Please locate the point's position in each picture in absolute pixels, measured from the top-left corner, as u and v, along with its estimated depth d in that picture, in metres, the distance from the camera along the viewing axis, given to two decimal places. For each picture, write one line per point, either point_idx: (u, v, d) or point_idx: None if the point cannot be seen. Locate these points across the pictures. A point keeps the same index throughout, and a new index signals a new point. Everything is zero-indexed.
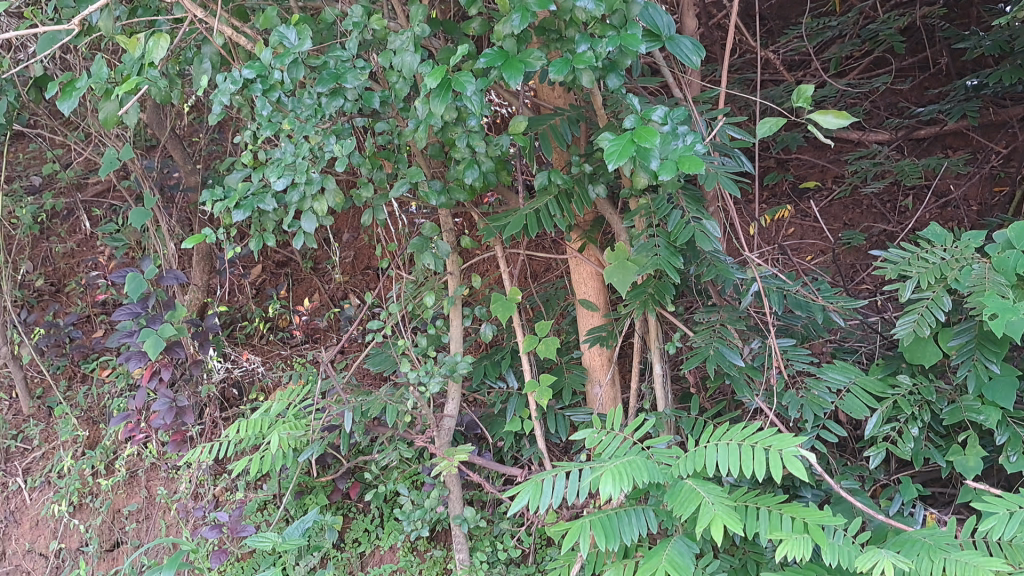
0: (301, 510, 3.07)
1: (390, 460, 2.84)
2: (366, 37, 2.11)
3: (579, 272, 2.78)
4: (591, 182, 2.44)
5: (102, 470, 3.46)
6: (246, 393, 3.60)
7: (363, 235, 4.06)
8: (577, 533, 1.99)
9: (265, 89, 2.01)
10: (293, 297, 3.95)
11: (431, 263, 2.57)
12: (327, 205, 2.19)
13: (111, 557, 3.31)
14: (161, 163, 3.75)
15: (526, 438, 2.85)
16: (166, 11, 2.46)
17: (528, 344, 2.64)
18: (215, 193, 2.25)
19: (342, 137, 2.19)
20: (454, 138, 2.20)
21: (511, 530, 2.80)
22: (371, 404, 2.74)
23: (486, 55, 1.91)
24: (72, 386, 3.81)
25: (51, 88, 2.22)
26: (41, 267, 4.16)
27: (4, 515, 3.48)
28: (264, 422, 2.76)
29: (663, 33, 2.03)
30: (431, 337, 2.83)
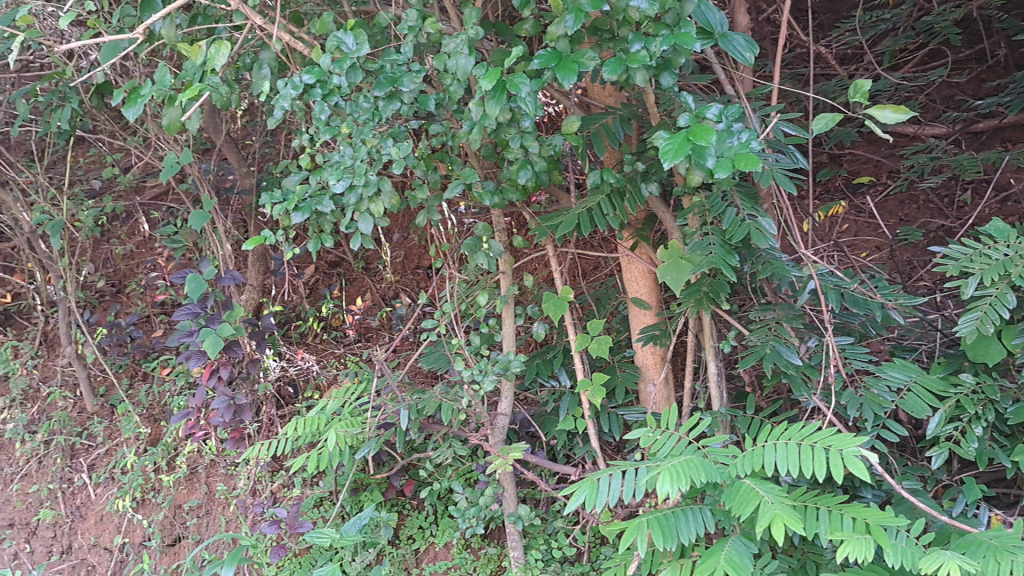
0: (357, 507, 3.11)
1: (445, 459, 2.86)
2: (422, 41, 2.15)
3: (631, 271, 2.78)
4: (644, 181, 2.44)
5: (164, 466, 3.53)
6: (301, 391, 3.66)
7: (413, 235, 4.08)
8: (634, 532, 2.02)
9: (324, 93, 2.06)
10: (345, 297, 3.99)
11: (484, 262, 2.59)
12: (383, 207, 2.22)
13: (173, 551, 3.40)
14: (217, 166, 3.83)
15: (579, 437, 2.86)
16: (225, 19, 2.52)
17: (581, 343, 2.65)
18: (274, 197, 2.31)
19: (399, 139, 2.23)
20: (508, 139, 2.21)
21: (565, 529, 2.81)
22: (426, 402, 2.77)
23: (540, 56, 1.93)
24: (134, 384, 3.89)
25: (117, 95, 2.35)
26: (102, 268, 4.26)
27: (70, 509, 3.58)
28: (321, 420, 2.83)
29: (716, 30, 2.02)
30: (484, 336, 2.85)
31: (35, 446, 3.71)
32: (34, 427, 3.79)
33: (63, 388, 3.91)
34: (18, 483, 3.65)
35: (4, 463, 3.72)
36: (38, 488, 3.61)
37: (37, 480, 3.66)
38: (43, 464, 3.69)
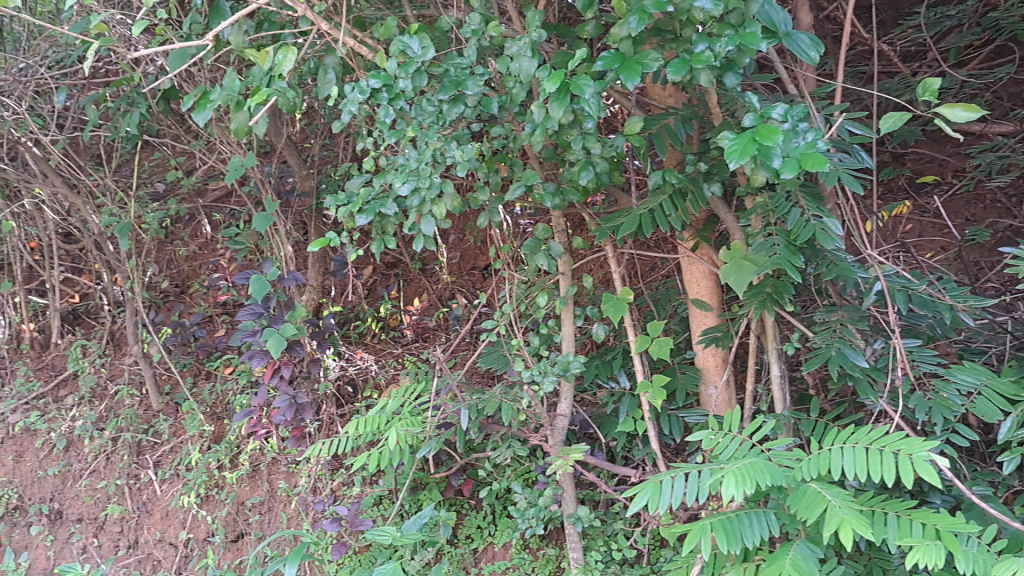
0: (416, 506, 3.14)
1: (504, 459, 2.87)
2: (485, 44, 2.17)
3: (692, 271, 2.76)
4: (706, 181, 2.42)
5: (227, 464, 3.60)
6: (360, 390, 3.70)
7: (469, 236, 4.10)
8: (697, 534, 2.02)
9: (390, 97, 2.10)
10: (403, 297, 4.02)
11: (544, 263, 2.60)
12: (446, 209, 2.24)
13: (236, 547, 3.47)
14: (278, 169, 3.89)
15: (639, 438, 2.85)
16: (291, 25, 2.58)
17: (641, 344, 2.65)
18: (339, 199, 2.35)
19: (462, 143, 2.25)
20: (570, 140, 2.21)
21: (625, 531, 2.80)
22: (486, 403, 2.79)
23: (603, 58, 1.93)
24: (198, 383, 3.97)
25: (187, 101, 2.40)
26: (166, 269, 4.36)
27: (136, 505, 3.66)
28: (381, 419, 2.88)
29: (780, 29, 2.01)
30: (543, 337, 2.86)
31: (103, 443, 3.81)
32: (102, 424, 3.89)
33: (130, 386, 4.00)
34: (87, 478, 3.75)
35: (73, 459, 3.82)
36: (106, 484, 3.71)
37: (104, 475, 3.76)
38: (111, 461, 3.79)
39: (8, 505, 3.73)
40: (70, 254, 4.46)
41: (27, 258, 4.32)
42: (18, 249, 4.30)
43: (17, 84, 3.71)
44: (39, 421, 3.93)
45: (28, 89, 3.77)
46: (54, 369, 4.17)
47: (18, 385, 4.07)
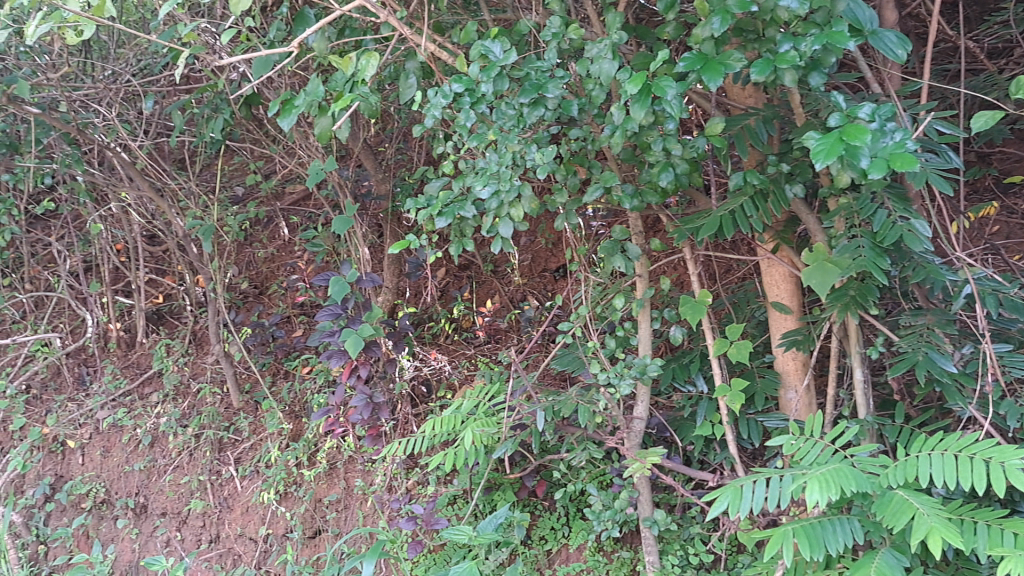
0: (490, 506, 3.16)
1: (580, 461, 2.87)
2: (565, 47, 2.19)
3: (772, 274, 2.73)
4: (788, 182, 2.38)
5: (305, 461, 3.69)
6: (435, 390, 3.74)
7: (541, 238, 4.10)
8: (779, 540, 2.00)
9: (473, 101, 2.13)
10: (476, 299, 4.04)
11: (622, 266, 2.56)
12: (524, 212, 2.25)
13: (313, 544, 3.54)
14: (355, 172, 3.95)
15: (717, 442, 2.82)
16: (373, 31, 2.64)
17: (719, 348, 2.62)
18: (418, 202, 2.39)
19: (542, 145, 2.27)
20: (650, 141, 2.20)
21: (702, 535, 2.80)
22: (562, 404, 2.80)
23: (686, 58, 1.92)
24: (276, 382, 4.05)
25: (273, 107, 2.47)
26: (246, 271, 4.47)
27: (218, 500, 3.76)
28: (457, 419, 2.91)
29: (866, 28, 1.98)
30: (619, 339, 2.85)
31: (187, 439, 3.92)
32: (185, 421, 4.01)
33: (212, 384, 4.11)
34: (171, 473, 3.87)
35: (158, 454, 3.95)
36: (189, 479, 3.82)
37: (187, 471, 3.87)
38: (194, 457, 3.90)
39: (96, 498, 3.88)
40: (154, 255, 4.61)
41: (113, 259, 4.48)
42: (105, 250, 4.48)
43: (109, 91, 3.86)
44: (126, 417, 4.07)
45: (117, 96, 3.94)
46: (139, 367, 4.30)
47: (106, 382, 4.22)
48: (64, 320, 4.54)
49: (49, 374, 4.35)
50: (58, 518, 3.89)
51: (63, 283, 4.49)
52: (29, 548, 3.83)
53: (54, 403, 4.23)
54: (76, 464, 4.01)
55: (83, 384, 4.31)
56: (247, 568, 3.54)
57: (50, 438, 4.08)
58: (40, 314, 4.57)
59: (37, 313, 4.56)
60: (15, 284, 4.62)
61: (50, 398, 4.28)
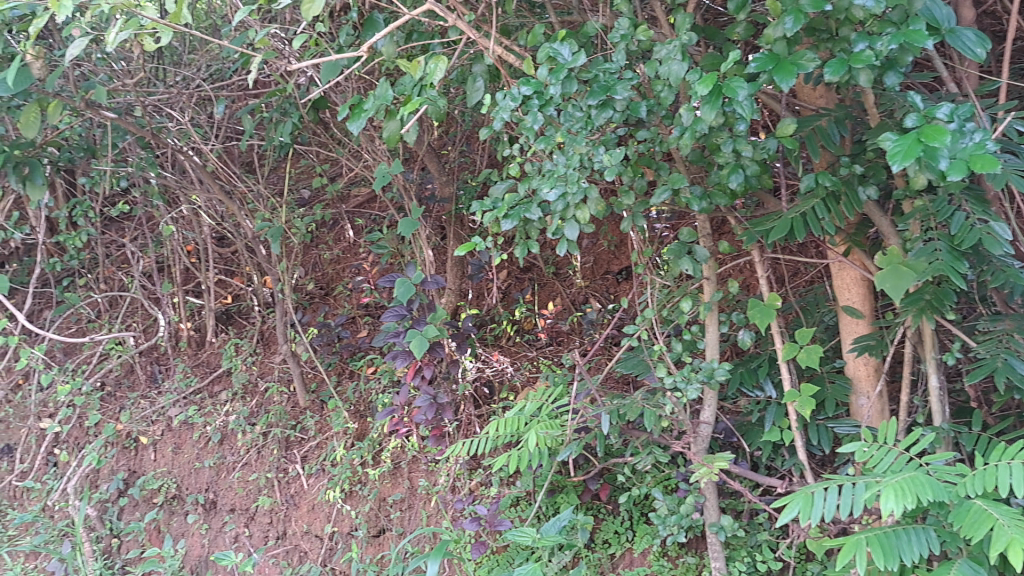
0: (553, 508, 3.14)
1: (645, 465, 2.85)
2: (633, 49, 2.18)
3: (843, 277, 2.68)
4: (861, 184, 2.34)
5: (370, 460, 3.73)
6: (497, 392, 3.76)
7: (603, 240, 4.08)
8: (852, 548, 1.96)
9: (541, 104, 2.14)
10: (537, 301, 4.04)
11: (690, 268, 2.52)
12: (590, 214, 2.24)
13: (378, 543, 3.58)
14: (419, 175, 3.99)
15: (785, 449, 2.78)
16: (440, 34, 2.69)
17: (789, 352, 2.58)
18: (484, 205, 2.41)
19: (610, 147, 2.26)
20: (720, 143, 2.17)
21: (769, 542, 2.76)
22: (628, 408, 2.78)
23: (757, 58, 1.90)
24: (342, 382, 4.10)
25: (342, 111, 2.52)
26: (312, 272, 4.54)
27: (285, 497, 3.83)
28: (520, 421, 2.91)
29: (943, 26, 1.94)
30: (685, 343, 2.83)
31: (255, 437, 4.00)
32: (253, 420, 4.09)
33: (279, 384, 4.18)
34: (239, 470, 3.95)
35: (227, 452, 4.03)
36: (257, 476, 3.89)
37: (255, 468, 3.94)
38: (262, 454, 3.97)
39: (167, 494, 3.97)
40: (223, 257, 4.70)
41: (184, 260, 4.58)
42: (177, 251, 4.58)
43: (180, 97, 3.97)
44: (197, 415, 4.17)
45: (190, 101, 4.02)
46: (209, 366, 4.40)
47: (177, 380, 4.33)
48: (136, 320, 4.66)
49: (123, 372, 4.48)
50: (131, 513, 3.99)
51: (137, 283, 4.61)
52: (103, 541, 3.91)
53: (127, 400, 4.35)
54: (149, 460, 4.11)
55: (155, 382, 4.43)
56: (313, 566, 3.59)
57: (124, 434, 4.21)
58: (115, 313, 4.70)
59: (111, 313, 4.70)
60: (90, 284, 4.76)
61: (124, 395, 4.40)
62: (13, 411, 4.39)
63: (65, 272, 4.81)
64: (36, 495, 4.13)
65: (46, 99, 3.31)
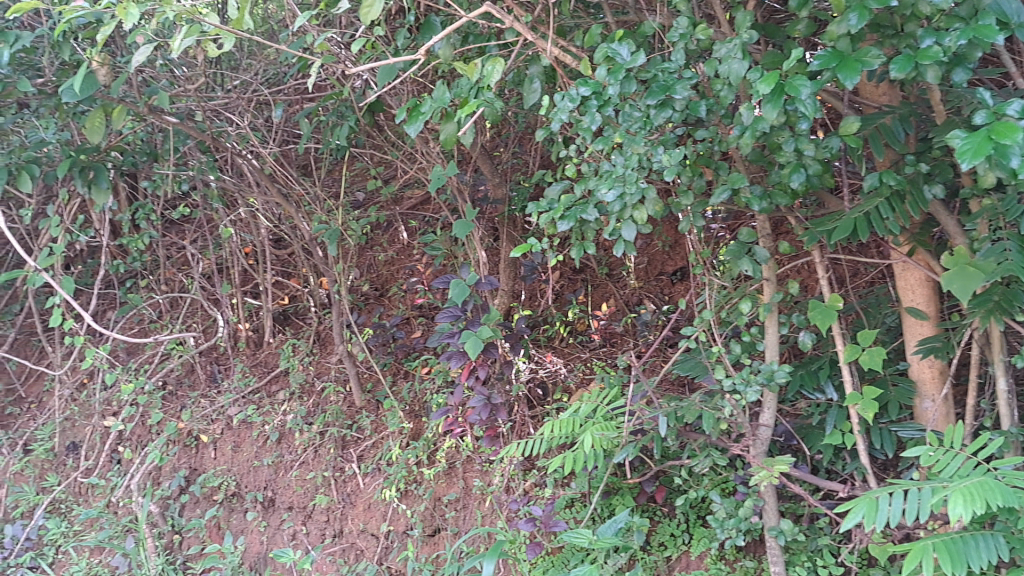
0: (609, 510, 3.13)
1: (703, 467, 2.83)
2: (692, 48, 2.17)
3: (906, 278, 2.63)
4: (927, 183, 2.30)
5: (425, 460, 3.76)
6: (550, 393, 3.76)
7: (657, 241, 4.06)
8: (918, 554, 1.92)
9: (600, 104, 2.14)
10: (590, 302, 4.03)
11: (749, 269, 2.50)
12: (648, 214, 2.23)
13: (433, 542, 3.60)
14: (473, 176, 4.00)
15: (846, 452, 2.74)
16: (497, 36, 2.70)
17: (850, 354, 2.53)
18: (540, 206, 2.41)
19: (669, 147, 2.25)
20: (781, 142, 2.15)
21: (830, 547, 2.73)
22: (686, 410, 2.76)
23: (820, 56, 1.87)
24: (397, 382, 4.13)
25: (400, 114, 2.55)
26: (367, 273, 4.59)
27: (342, 496, 3.87)
28: (576, 422, 2.91)
29: (1014, 20, 1.87)
30: (744, 345, 2.80)
31: (312, 436, 4.05)
32: (311, 419, 4.14)
33: (336, 383, 4.22)
34: (297, 469, 4.00)
35: (285, 451, 4.09)
36: (314, 475, 3.94)
37: (313, 467, 3.99)
38: (319, 453, 4.02)
39: (227, 491, 4.05)
40: (280, 258, 4.77)
41: (242, 262, 4.66)
42: (235, 253, 4.66)
43: (240, 101, 4.05)
44: (255, 414, 4.23)
45: (249, 105, 4.09)
46: (267, 366, 4.47)
47: (236, 380, 4.40)
48: (196, 320, 4.75)
49: (184, 371, 4.57)
50: (192, 509, 4.07)
51: (197, 284, 4.70)
52: (165, 537, 3.98)
53: (188, 399, 4.44)
54: (209, 458, 4.19)
55: (215, 382, 4.51)
56: (370, 564, 3.62)
57: (185, 432, 4.29)
58: (175, 314, 4.81)
59: (172, 313, 4.80)
60: (152, 286, 4.87)
61: (185, 394, 4.49)
62: (79, 409, 4.57)
63: (128, 274, 4.93)
64: (101, 491, 4.25)
65: (111, 104, 3.39)
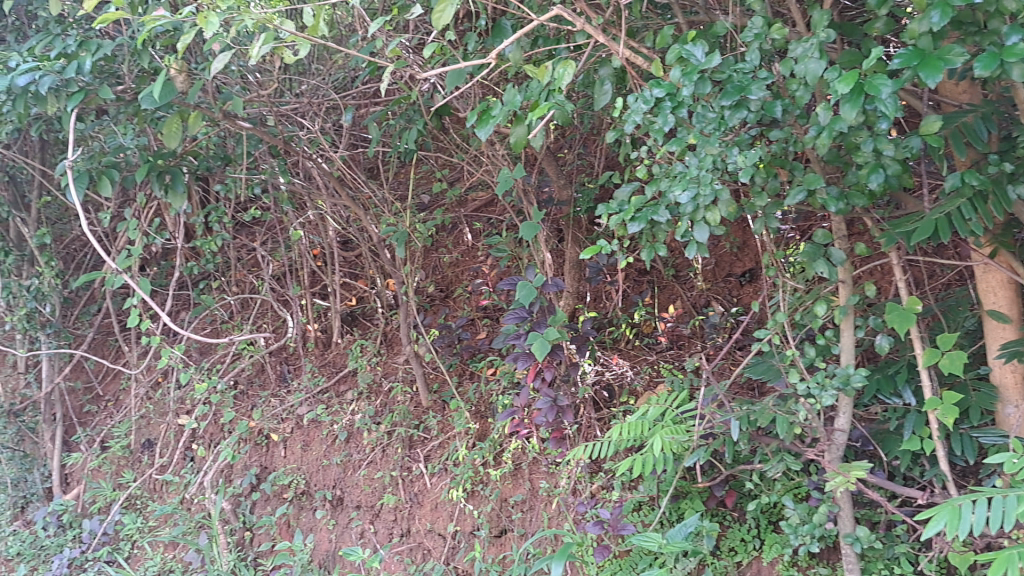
0: (678, 513, 3.11)
1: (776, 472, 2.80)
2: (767, 48, 2.15)
3: (987, 280, 2.57)
4: (1012, 183, 2.23)
5: (491, 461, 3.77)
6: (617, 396, 3.74)
7: (725, 242, 4.02)
8: (1004, 563, 1.87)
9: (674, 106, 2.13)
10: (657, 304, 4.00)
11: (824, 270, 2.46)
12: (721, 215, 2.21)
13: (500, 543, 3.61)
14: (538, 178, 4.00)
15: (925, 458, 2.68)
16: (567, 38, 2.71)
17: (929, 358, 2.46)
18: (610, 207, 2.41)
19: (744, 148, 2.23)
20: (859, 142, 2.11)
21: (908, 555, 2.68)
22: (759, 414, 2.73)
23: (901, 54, 1.82)
24: (463, 382, 4.16)
25: (470, 118, 2.56)
26: (432, 275, 4.63)
27: (409, 495, 3.91)
28: (645, 425, 2.90)
29: None
30: (820, 348, 2.75)
31: (380, 436, 4.09)
32: (378, 419, 4.18)
33: (403, 384, 4.26)
34: (365, 468, 4.05)
35: (353, 450, 4.14)
36: (382, 474, 3.99)
37: (381, 467, 4.04)
38: (387, 453, 4.06)
39: (297, 489, 4.12)
40: (348, 260, 4.83)
41: (311, 264, 4.73)
42: (304, 255, 4.74)
43: (310, 106, 4.12)
44: (324, 413, 4.29)
45: (319, 109, 4.16)
46: (335, 366, 4.54)
47: (306, 380, 4.47)
48: (267, 321, 4.88)
49: (255, 371, 4.66)
50: (263, 507, 4.15)
51: (267, 286, 4.80)
52: (237, 534, 4.08)
53: (259, 399, 4.53)
54: (279, 456, 4.27)
55: (285, 382, 4.59)
56: (437, 564, 3.65)
57: (256, 431, 4.38)
58: (247, 314, 4.92)
59: (243, 314, 4.92)
60: (223, 287, 5.00)
61: (256, 394, 4.58)
62: (154, 408, 4.70)
63: (201, 276, 5.05)
64: (175, 488, 4.37)
65: (187, 110, 3.47)
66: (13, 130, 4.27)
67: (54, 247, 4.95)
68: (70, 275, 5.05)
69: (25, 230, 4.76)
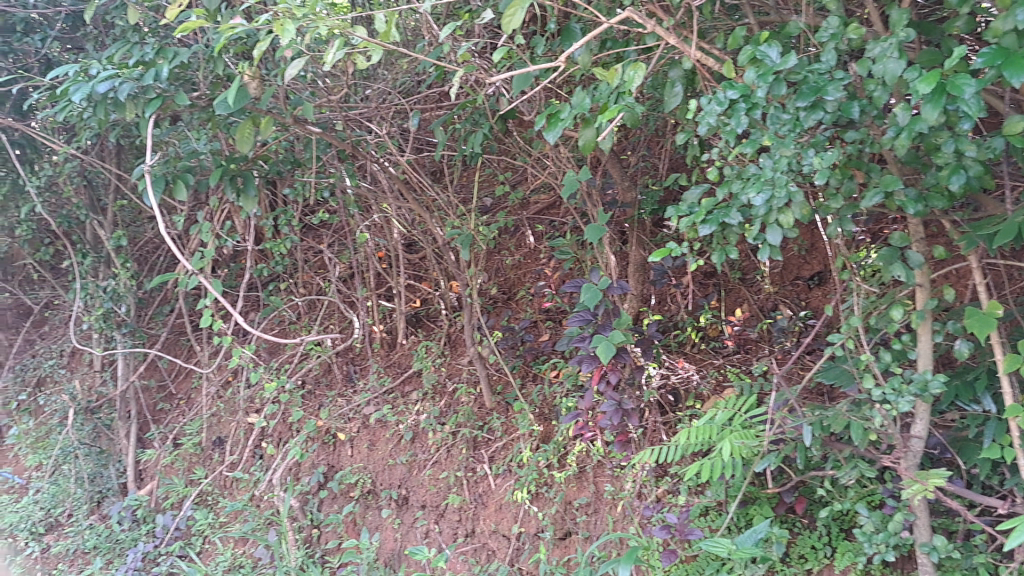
0: (746, 519, 3.08)
1: (848, 479, 2.75)
2: (843, 48, 2.12)
3: None
4: None
5: (555, 463, 3.78)
6: (682, 400, 3.73)
7: (793, 244, 3.96)
8: None
9: (748, 108, 2.11)
10: (723, 307, 3.96)
11: (901, 274, 2.41)
12: (794, 218, 2.18)
13: (564, 545, 3.62)
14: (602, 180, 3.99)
15: (1005, 467, 2.62)
16: (636, 40, 2.70)
17: (1011, 364, 2.39)
18: (680, 210, 2.40)
19: (819, 150, 2.20)
20: (939, 143, 2.07)
21: (987, 566, 2.62)
22: (832, 419, 2.70)
23: (985, 54, 1.78)
24: (527, 384, 4.18)
25: (537, 121, 2.54)
26: (495, 277, 4.65)
27: (474, 496, 3.94)
28: (713, 429, 2.88)
29: None
30: (895, 353, 2.70)
31: (445, 436, 4.13)
32: (443, 419, 4.22)
33: (467, 385, 4.30)
34: (430, 468, 4.09)
35: (419, 450, 4.18)
36: (447, 475, 4.02)
37: (446, 467, 4.07)
38: (451, 453, 4.09)
39: (363, 489, 4.18)
40: (412, 262, 4.89)
41: (376, 266, 4.79)
42: (369, 258, 4.80)
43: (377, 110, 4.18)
44: (390, 413, 4.34)
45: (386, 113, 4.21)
46: (401, 367, 4.60)
47: (373, 380, 4.53)
48: (334, 322, 4.95)
49: (322, 371, 4.74)
50: (329, 505, 4.22)
51: (334, 288, 4.88)
52: (304, 531, 4.13)
53: (326, 399, 4.61)
54: (346, 455, 4.33)
55: (352, 382, 4.67)
56: (501, 564, 3.67)
57: (323, 430, 4.45)
58: (314, 315, 5.01)
59: (311, 315, 5.00)
60: (291, 288, 5.10)
61: (323, 393, 4.66)
62: (224, 406, 4.81)
63: (270, 278, 5.16)
64: (245, 485, 4.46)
65: (259, 115, 3.53)
66: (92, 136, 4.40)
67: (129, 249, 5.09)
68: (145, 276, 5.19)
69: (103, 232, 4.96)
